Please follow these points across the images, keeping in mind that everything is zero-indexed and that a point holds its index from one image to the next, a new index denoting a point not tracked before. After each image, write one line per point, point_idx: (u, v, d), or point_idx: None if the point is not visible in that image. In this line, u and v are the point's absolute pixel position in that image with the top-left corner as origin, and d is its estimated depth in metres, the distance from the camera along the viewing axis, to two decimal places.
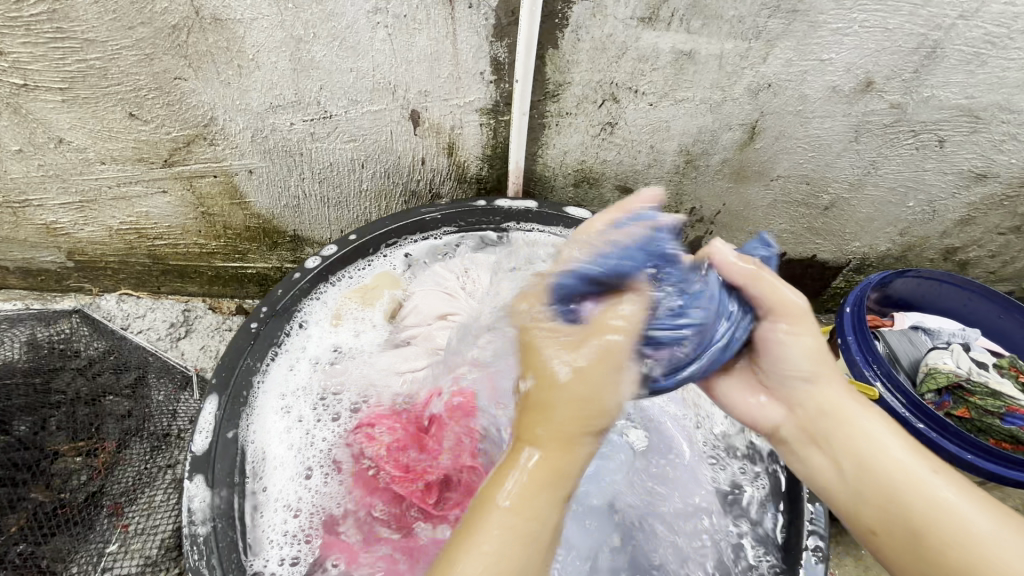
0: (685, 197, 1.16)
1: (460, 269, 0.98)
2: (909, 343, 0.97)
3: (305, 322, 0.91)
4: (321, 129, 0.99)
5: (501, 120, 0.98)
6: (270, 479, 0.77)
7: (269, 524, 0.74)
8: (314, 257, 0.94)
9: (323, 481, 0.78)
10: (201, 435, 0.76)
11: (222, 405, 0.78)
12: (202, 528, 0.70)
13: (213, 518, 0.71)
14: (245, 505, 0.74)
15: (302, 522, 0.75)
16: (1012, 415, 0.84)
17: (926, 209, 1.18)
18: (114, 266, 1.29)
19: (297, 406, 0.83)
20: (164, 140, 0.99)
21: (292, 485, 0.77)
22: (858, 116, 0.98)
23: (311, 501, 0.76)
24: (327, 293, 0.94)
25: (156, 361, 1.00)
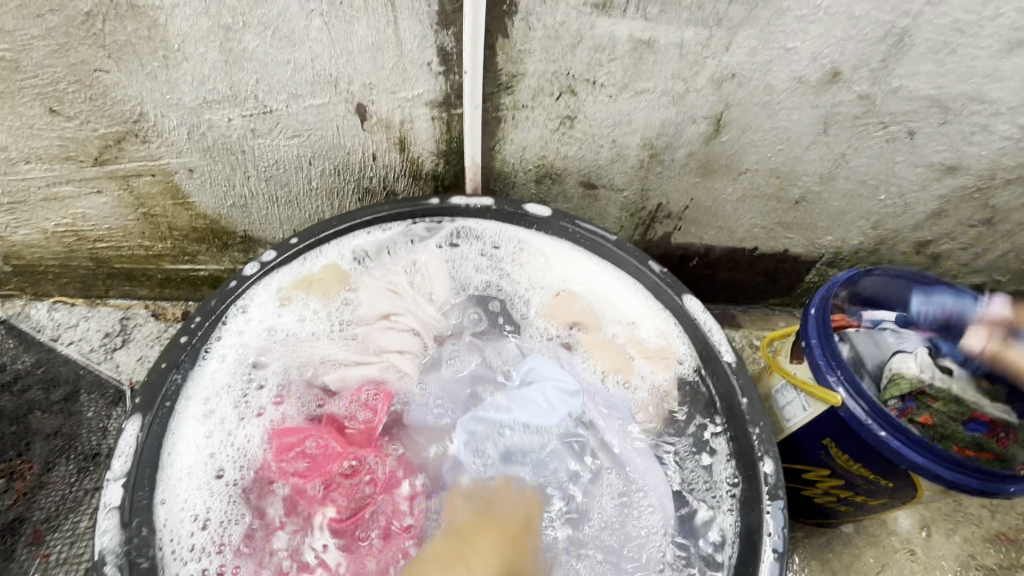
0: (652, 192, 1.11)
1: (411, 265, 0.95)
2: (874, 345, 0.90)
3: (245, 315, 0.86)
4: (262, 124, 0.93)
5: (453, 113, 0.92)
6: (170, 489, 0.71)
7: (169, 535, 0.68)
8: (252, 263, 0.88)
9: (234, 480, 0.74)
10: (120, 459, 0.70)
11: (145, 427, 0.73)
12: (110, 564, 0.64)
13: (123, 550, 0.65)
14: (160, 526, 0.68)
15: (211, 533, 0.70)
16: (971, 422, 0.81)
17: (897, 202, 1.15)
18: (54, 270, 1.22)
19: (225, 403, 0.79)
20: (91, 137, 0.93)
21: (200, 491, 0.72)
22: (826, 107, 0.94)
23: (223, 510, 0.72)
24: (271, 285, 0.88)
25: (88, 376, 0.91)
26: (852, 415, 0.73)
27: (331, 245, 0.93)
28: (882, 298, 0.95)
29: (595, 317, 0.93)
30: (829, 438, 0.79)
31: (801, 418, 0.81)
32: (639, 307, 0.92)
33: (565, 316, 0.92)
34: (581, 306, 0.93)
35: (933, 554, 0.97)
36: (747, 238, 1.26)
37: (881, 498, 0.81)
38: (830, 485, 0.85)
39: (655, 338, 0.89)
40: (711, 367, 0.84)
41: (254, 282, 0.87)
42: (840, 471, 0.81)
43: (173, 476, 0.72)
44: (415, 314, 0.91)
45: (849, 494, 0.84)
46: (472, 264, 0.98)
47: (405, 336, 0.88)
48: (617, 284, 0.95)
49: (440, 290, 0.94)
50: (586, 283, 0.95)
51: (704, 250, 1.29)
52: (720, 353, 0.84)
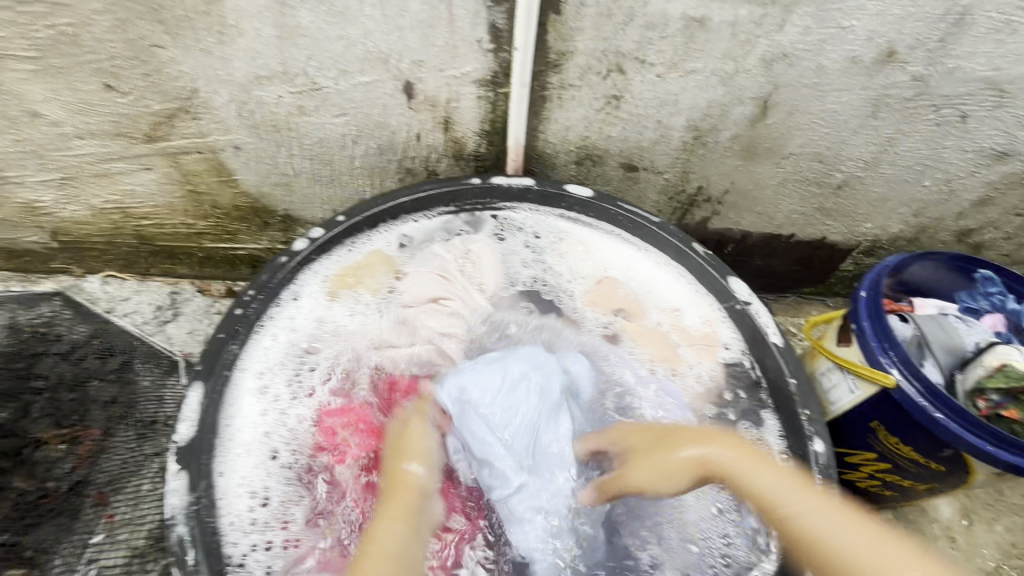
0: (693, 176, 1.11)
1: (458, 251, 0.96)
2: (943, 330, 0.80)
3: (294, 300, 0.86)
4: (310, 102, 0.93)
5: (499, 92, 0.92)
6: (231, 465, 0.72)
7: (232, 511, 0.69)
8: (302, 240, 0.88)
9: (292, 458, 0.76)
10: (185, 424, 0.72)
11: (210, 393, 0.74)
12: (182, 528, 0.65)
13: (192, 516, 0.66)
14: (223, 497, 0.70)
15: (273, 510, 0.72)
16: None
17: (942, 188, 1.13)
18: (99, 247, 1.25)
19: (280, 382, 0.81)
20: (144, 113, 0.94)
21: (259, 469, 0.74)
22: (878, 89, 0.93)
23: (282, 489, 0.74)
24: (319, 268, 0.89)
25: (142, 347, 0.97)
26: (905, 397, 0.73)
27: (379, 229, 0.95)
28: (930, 286, 0.90)
29: (639, 304, 0.94)
30: (878, 421, 0.79)
31: (848, 401, 0.82)
32: (683, 295, 0.93)
33: (608, 302, 0.93)
34: (624, 294, 0.94)
35: (973, 543, 0.97)
36: (785, 225, 1.25)
37: (930, 483, 0.81)
38: (877, 470, 0.85)
39: (700, 327, 0.90)
40: (759, 352, 0.85)
41: (303, 262, 0.87)
42: (887, 455, 0.81)
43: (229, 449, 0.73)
44: (463, 299, 0.92)
45: (895, 479, 0.84)
46: (513, 254, 0.99)
47: (453, 321, 0.90)
48: (659, 272, 0.95)
49: (489, 276, 0.95)
50: (627, 271, 0.96)
51: (741, 235, 1.28)
52: (768, 336, 0.85)
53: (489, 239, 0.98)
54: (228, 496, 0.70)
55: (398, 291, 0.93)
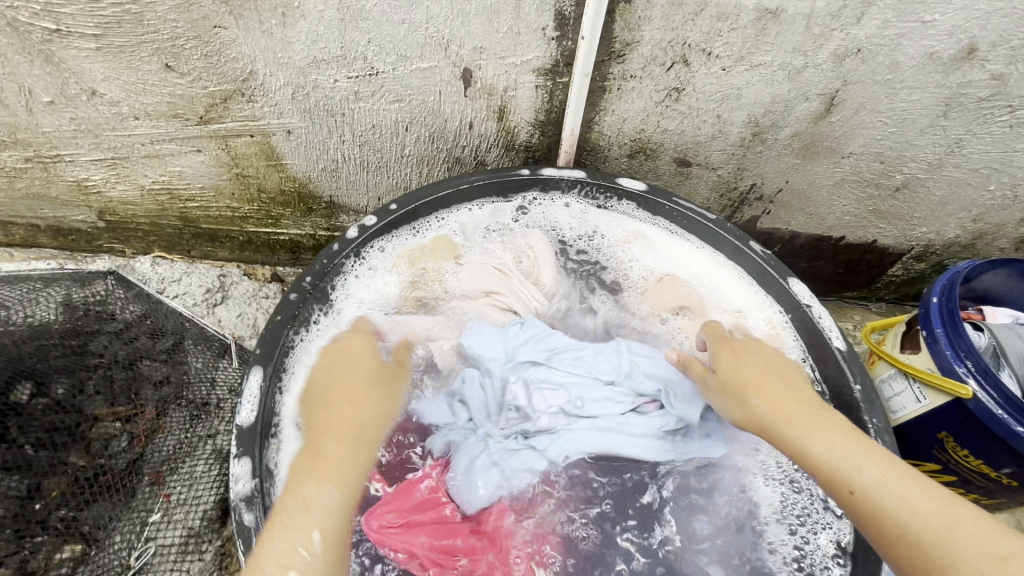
0: (747, 173, 1.08)
1: (513, 246, 0.97)
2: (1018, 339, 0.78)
3: (349, 283, 0.88)
4: (366, 87, 0.92)
5: (559, 81, 0.91)
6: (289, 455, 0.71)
7: None
8: (353, 229, 0.88)
9: None
10: (247, 406, 0.72)
11: (268, 376, 0.74)
12: (248, 515, 0.65)
13: (256, 503, 0.66)
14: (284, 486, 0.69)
15: None
16: None
17: (1007, 193, 1.09)
18: (144, 228, 1.25)
19: None
20: (200, 95, 0.94)
21: None
22: (953, 87, 0.89)
23: None
24: (378, 253, 0.91)
25: (193, 329, 0.98)
26: (981, 408, 0.70)
27: (434, 218, 0.96)
28: (998, 296, 0.87)
29: (701, 304, 0.91)
30: (945, 432, 0.77)
31: (912, 409, 0.80)
32: (745, 296, 0.91)
33: (669, 301, 0.91)
34: (686, 292, 0.92)
35: None
36: (836, 226, 1.21)
37: (996, 496, 0.78)
38: (938, 481, 0.83)
39: (764, 328, 0.88)
40: (820, 356, 0.83)
41: (357, 250, 0.88)
42: (951, 466, 0.79)
43: (291, 437, 0.73)
44: (514, 293, 0.92)
45: (957, 491, 0.82)
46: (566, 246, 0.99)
47: (504, 314, 0.89)
48: (717, 272, 0.94)
49: (547, 273, 0.95)
50: (687, 271, 0.95)
51: (789, 236, 1.25)
52: (831, 339, 0.83)
53: (543, 230, 0.98)
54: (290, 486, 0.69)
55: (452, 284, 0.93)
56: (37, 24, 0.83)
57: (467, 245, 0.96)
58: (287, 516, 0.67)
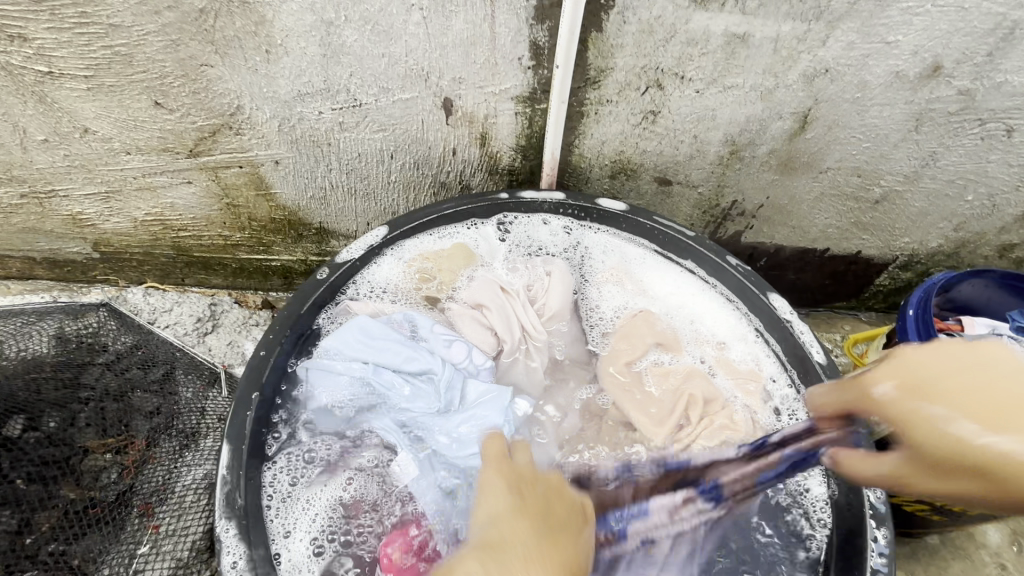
0: (727, 190, 1.10)
1: (524, 270, 0.99)
2: None
3: (365, 281, 0.92)
4: (350, 118, 0.95)
5: (537, 108, 0.93)
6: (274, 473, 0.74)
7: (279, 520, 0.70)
8: (324, 269, 0.89)
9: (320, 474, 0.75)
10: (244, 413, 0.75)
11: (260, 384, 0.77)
12: (230, 530, 0.67)
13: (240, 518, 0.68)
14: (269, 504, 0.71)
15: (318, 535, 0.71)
16: None
17: (985, 203, 1.10)
18: (138, 258, 1.27)
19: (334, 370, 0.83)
20: (189, 129, 0.97)
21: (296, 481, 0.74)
22: (921, 103, 0.91)
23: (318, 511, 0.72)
24: (390, 260, 0.94)
25: (184, 358, 1.01)
26: None
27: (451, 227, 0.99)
28: (974, 304, 0.89)
29: (675, 339, 0.93)
30: None
31: None
32: (727, 329, 0.92)
33: (646, 335, 0.92)
34: (661, 328, 0.93)
35: None
36: (820, 239, 1.23)
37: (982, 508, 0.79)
38: None
39: (747, 362, 0.89)
40: (801, 368, 0.84)
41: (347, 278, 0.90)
42: None
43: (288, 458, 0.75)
44: (504, 313, 0.93)
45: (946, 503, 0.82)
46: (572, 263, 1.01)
47: (486, 333, 0.91)
48: (698, 298, 0.96)
49: (554, 301, 0.94)
50: (663, 307, 0.96)
51: (774, 249, 1.26)
52: (810, 351, 0.84)
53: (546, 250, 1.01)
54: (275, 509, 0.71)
55: (457, 295, 0.96)
56: (29, 67, 0.86)
57: (484, 262, 0.99)
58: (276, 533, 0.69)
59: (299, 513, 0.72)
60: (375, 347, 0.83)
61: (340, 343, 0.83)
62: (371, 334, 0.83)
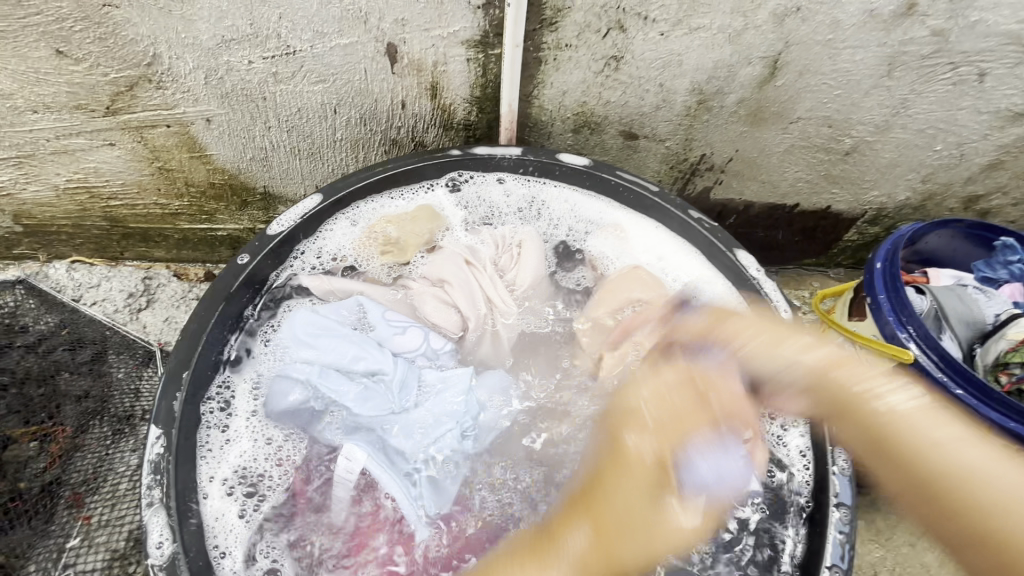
0: (695, 143, 1.05)
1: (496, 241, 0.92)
2: (960, 300, 0.78)
3: (307, 251, 0.86)
4: (284, 67, 0.86)
5: (491, 54, 0.85)
6: (209, 463, 0.68)
7: (211, 511, 0.66)
8: (246, 253, 0.80)
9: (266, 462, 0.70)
10: (176, 398, 0.68)
11: (187, 368, 0.70)
12: (149, 525, 0.61)
13: (161, 509, 0.62)
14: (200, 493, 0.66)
15: (255, 521, 0.67)
16: None
17: (954, 152, 1.08)
18: (67, 230, 1.17)
19: (270, 365, 0.77)
20: (102, 83, 0.86)
21: (233, 465, 0.69)
22: (895, 45, 0.87)
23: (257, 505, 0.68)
24: (348, 224, 0.88)
25: (115, 337, 0.92)
26: (922, 372, 0.71)
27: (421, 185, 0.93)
28: (942, 257, 0.88)
29: (665, 305, 0.85)
30: None
31: None
32: (701, 277, 0.88)
33: (616, 300, 0.86)
34: (652, 288, 0.86)
35: None
36: (790, 194, 1.19)
37: None
38: None
39: None
40: None
41: (277, 249, 0.82)
42: None
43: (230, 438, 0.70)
44: (467, 287, 0.86)
45: None
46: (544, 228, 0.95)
47: (448, 311, 0.83)
48: (674, 255, 0.91)
49: (523, 273, 0.88)
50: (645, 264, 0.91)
51: (744, 206, 1.23)
52: (778, 310, 0.81)
53: (518, 213, 0.96)
54: (209, 498, 0.66)
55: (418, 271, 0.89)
56: None
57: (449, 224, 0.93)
58: (201, 478, 0.67)
59: (231, 459, 0.69)
60: (323, 345, 0.76)
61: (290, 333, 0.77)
62: (309, 324, 0.77)
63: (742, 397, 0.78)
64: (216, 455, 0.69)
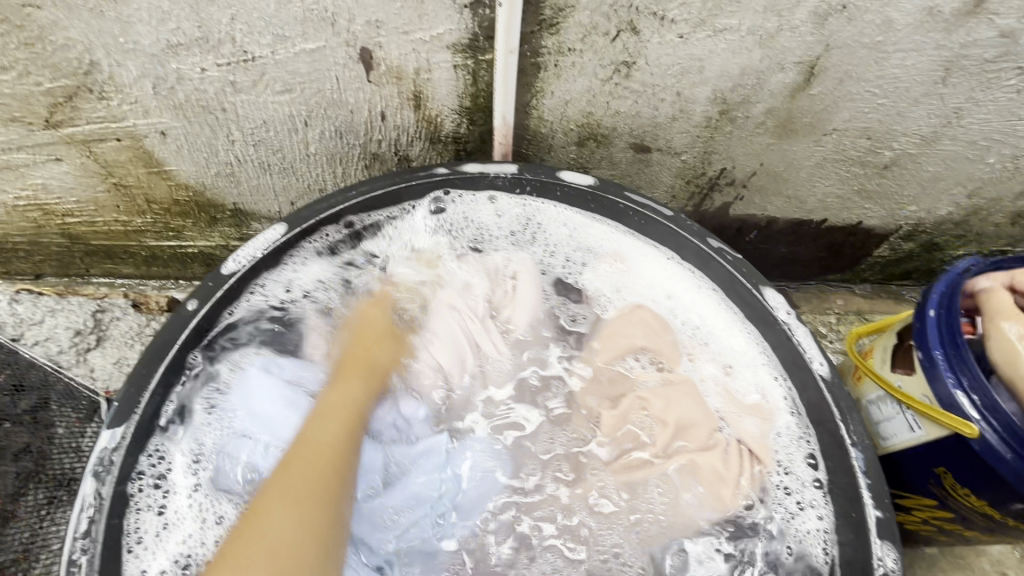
0: (715, 156, 0.93)
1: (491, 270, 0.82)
2: None
3: (267, 284, 0.76)
4: (244, 76, 0.74)
5: (481, 60, 0.74)
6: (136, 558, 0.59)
7: None
8: (193, 300, 0.70)
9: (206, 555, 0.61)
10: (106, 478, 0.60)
11: (123, 441, 0.62)
12: None
13: None
14: None
15: None
16: None
17: (1008, 165, 0.96)
18: (25, 248, 1.08)
19: (216, 429, 0.67)
20: (37, 93, 0.75)
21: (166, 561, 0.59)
22: (954, 48, 0.74)
23: None
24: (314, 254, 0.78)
25: (60, 384, 0.81)
26: (987, 449, 0.60)
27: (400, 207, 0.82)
28: None
29: (674, 354, 0.77)
30: (943, 468, 0.66)
31: (906, 439, 0.69)
32: (718, 316, 0.78)
33: (619, 345, 0.76)
34: (657, 333, 0.77)
35: None
36: (818, 209, 1.07)
37: (996, 535, 0.70)
38: (931, 514, 0.73)
39: (751, 394, 0.73)
40: (798, 381, 0.71)
41: (232, 290, 0.72)
42: (950, 504, 0.70)
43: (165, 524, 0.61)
44: (451, 332, 0.76)
45: (954, 527, 0.73)
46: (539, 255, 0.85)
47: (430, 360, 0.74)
48: (687, 288, 0.80)
49: (519, 315, 0.78)
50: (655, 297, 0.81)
51: (766, 222, 1.10)
52: (811, 363, 0.70)
53: (508, 236, 0.85)
54: None
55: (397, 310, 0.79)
56: None
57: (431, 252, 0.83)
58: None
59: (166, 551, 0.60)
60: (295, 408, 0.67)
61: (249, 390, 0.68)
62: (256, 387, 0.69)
63: (764, 462, 0.69)
64: (149, 546, 0.60)
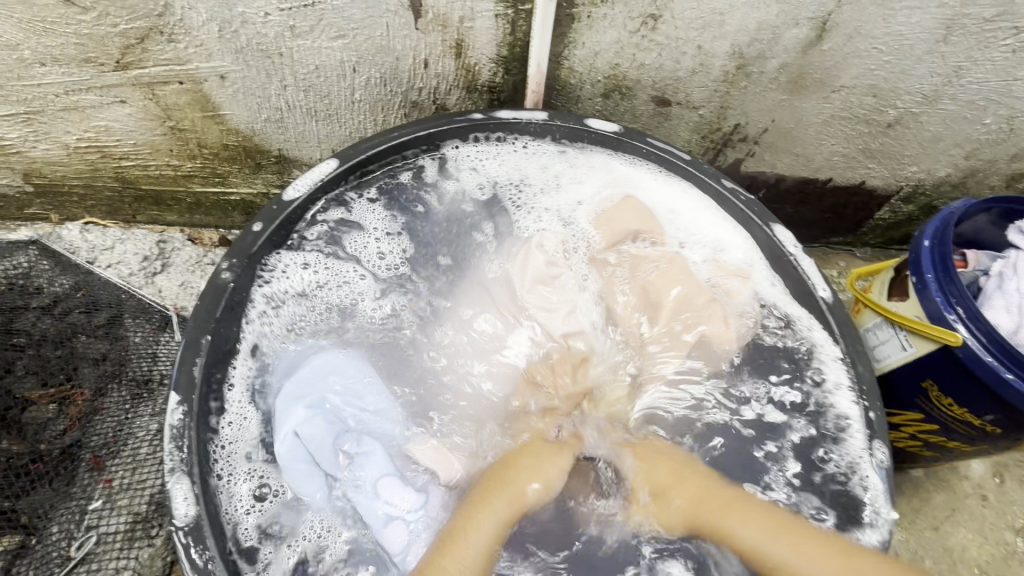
0: (730, 112, 1.00)
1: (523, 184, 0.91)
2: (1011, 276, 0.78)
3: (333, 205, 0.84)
4: (302, 21, 0.81)
5: (521, 9, 0.80)
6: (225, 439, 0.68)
7: (237, 493, 0.66)
8: (259, 222, 0.78)
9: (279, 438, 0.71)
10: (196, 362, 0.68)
11: (209, 329, 0.70)
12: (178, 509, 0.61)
13: (187, 486, 0.63)
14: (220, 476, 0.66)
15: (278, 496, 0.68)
16: None
17: (1004, 126, 1.02)
18: (79, 192, 1.13)
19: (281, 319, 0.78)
20: (112, 34, 0.82)
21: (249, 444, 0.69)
22: (954, 6, 0.81)
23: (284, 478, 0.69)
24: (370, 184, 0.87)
25: (131, 301, 0.96)
26: (971, 355, 0.68)
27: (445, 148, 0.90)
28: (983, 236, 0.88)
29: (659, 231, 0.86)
30: (930, 381, 0.75)
31: (899, 357, 0.77)
32: (735, 250, 0.86)
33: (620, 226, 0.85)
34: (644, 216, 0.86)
35: (1005, 501, 0.94)
36: (824, 168, 1.14)
37: (978, 445, 0.78)
38: (921, 429, 0.81)
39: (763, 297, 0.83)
40: (805, 304, 0.80)
41: (294, 217, 0.80)
42: (936, 417, 0.78)
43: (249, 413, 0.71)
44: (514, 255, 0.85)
45: (940, 440, 0.81)
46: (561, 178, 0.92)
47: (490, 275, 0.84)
48: (700, 218, 0.88)
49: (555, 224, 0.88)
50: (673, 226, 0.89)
51: (775, 180, 1.17)
52: (815, 289, 0.79)
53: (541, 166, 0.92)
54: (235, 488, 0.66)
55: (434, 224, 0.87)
56: None
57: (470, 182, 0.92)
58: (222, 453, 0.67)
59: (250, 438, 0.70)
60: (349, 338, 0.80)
61: (296, 325, 0.79)
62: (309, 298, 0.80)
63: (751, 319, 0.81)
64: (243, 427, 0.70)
